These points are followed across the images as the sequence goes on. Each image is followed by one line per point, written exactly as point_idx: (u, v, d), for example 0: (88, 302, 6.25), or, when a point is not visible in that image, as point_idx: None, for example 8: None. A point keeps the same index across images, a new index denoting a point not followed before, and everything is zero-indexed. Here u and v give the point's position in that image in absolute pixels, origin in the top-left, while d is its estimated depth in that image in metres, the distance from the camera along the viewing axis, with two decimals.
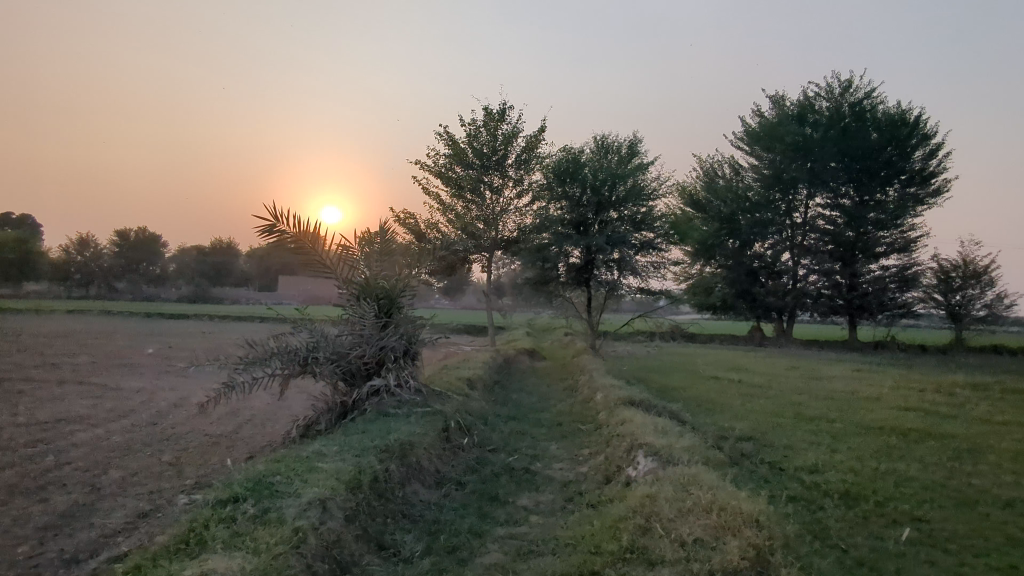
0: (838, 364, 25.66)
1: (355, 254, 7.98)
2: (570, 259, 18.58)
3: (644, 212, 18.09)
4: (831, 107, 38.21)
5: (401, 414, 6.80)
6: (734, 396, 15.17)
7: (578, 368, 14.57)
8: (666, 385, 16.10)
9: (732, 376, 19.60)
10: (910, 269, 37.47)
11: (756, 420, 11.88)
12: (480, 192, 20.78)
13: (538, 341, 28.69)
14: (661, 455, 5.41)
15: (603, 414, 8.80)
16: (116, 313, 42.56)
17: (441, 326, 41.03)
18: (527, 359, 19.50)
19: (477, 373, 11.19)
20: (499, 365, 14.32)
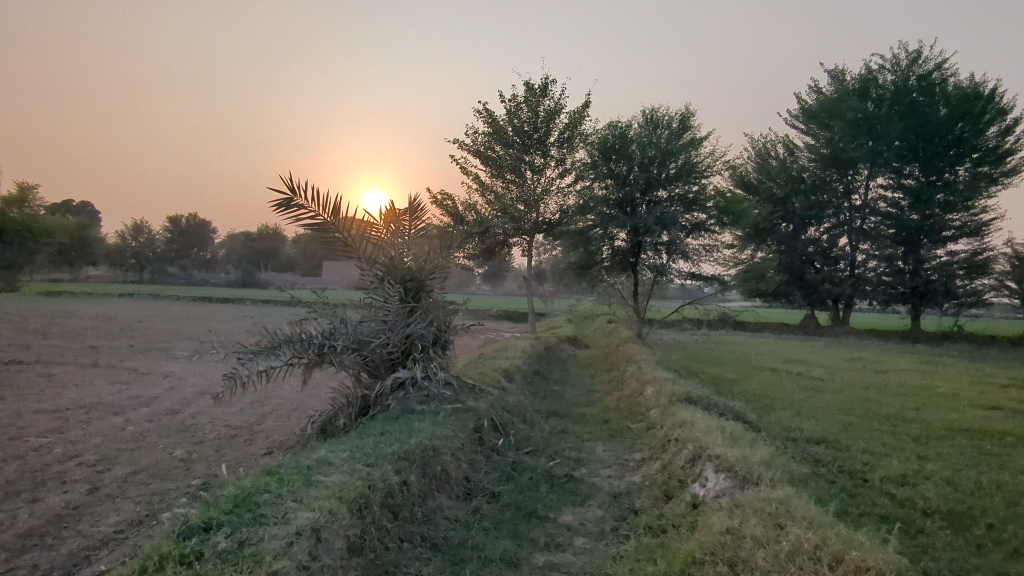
0: (903, 356, 23.88)
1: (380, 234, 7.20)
2: (615, 241, 17.52)
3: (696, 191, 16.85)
4: (896, 80, 35.67)
5: (428, 412, 6.00)
6: (795, 391, 13.90)
7: (623, 358, 13.59)
8: (719, 377, 14.96)
9: (790, 368, 18.23)
10: (981, 255, 34.60)
11: (824, 418, 10.67)
12: (520, 172, 19.86)
13: (580, 328, 27.73)
14: (735, 471, 4.46)
15: (655, 412, 7.83)
16: (165, 297, 43.50)
17: (481, 312, 40.47)
18: (569, 348, 18.59)
19: (515, 362, 10.35)
20: (539, 354, 13.46)
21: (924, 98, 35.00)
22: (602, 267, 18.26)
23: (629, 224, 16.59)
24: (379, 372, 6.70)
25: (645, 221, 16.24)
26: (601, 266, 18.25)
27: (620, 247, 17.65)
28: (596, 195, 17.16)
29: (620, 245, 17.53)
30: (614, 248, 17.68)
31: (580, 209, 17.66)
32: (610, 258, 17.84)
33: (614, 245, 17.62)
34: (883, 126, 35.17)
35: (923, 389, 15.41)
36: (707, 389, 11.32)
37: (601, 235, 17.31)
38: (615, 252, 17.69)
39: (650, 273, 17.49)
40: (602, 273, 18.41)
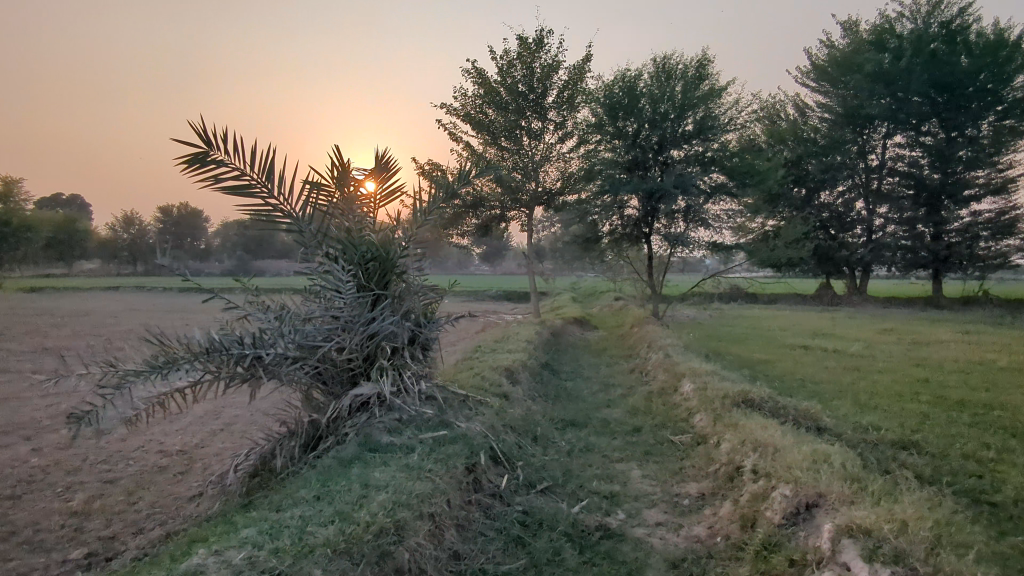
0: (935, 326, 22.14)
1: (332, 200, 5.23)
2: (626, 210, 15.64)
3: (717, 151, 14.76)
4: (914, 30, 33.51)
5: (399, 450, 4.17)
6: (841, 373, 12.13)
7: (642, 342, 11.83)
8: (751, 360, 13.19)
9: (823, 344, 16.46)
10: (1008, 214, 32.72)
11: (891, 408, 8.93)
12: (517, 138, 17.94)
13: (586, 308, 25.93)
14: None
15: (704, 419, 6.03)
16: (152, 290, 41.88)
17: (480, 294, 38.67)
18: (576, 330, 16.85)
19: (518, 355, 8.55)
20: (546, 341, 11.68)
21: (945, 48, 32.75)
22: (612, 239, 16.43)
23: (644, 189, 14.58)
24: (334, 388, 4.87)
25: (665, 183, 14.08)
26: (611, 238, 16.41)
27: (633, 216, 15.71)
28: (605, 157, 15.20)
29: (633, 214, 15.64)
30: (627, 217, 15.80)
31: (586, 174, 15.75)
32: (621, 229, 16.00)
33: (626, 215, 15.76)
34: (902, 80, 33.01)
35: (978, 362, 13.67)
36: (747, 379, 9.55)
37: (611, 202, 15.40)
38: (628, 222, 15.80)
39: (666, 245, 15.63)
40: (612, 247, 16.58)
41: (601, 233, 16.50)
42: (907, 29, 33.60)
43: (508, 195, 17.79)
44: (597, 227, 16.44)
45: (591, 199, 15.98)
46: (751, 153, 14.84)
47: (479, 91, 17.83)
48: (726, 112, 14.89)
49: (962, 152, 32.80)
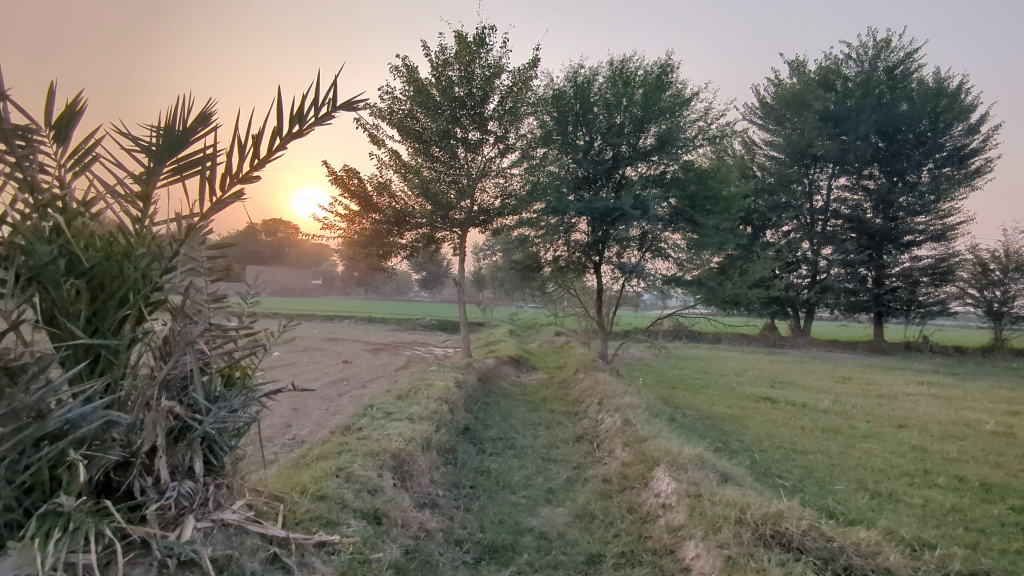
0: (890, 374, 20.94)
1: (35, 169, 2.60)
2: (574, 234, 13.41)
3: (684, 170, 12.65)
4: (861, 73, 33.55)
5: None
6: (821, 438, 10.16)
7: (591, 395, 9.46)
8: (716, 419, 11.09)
9: (786, 394, 14.65)
10: (946, 261, 32.74)
11: (913, 501, 6.83)
12: (450, 149, 15.54)
13: (525, 343, 23.55)
14: None
15: (708, 563, 3.65)
16: None
17: (411, 323, 35.80)
18: (511, 372, 14.40)
19: (421, 423, 5.91)
20: (472, 393, 9.16)
21: (889, 93, 32.89)
22: (557, 268, 14.13)
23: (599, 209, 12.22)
24: None
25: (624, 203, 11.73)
26: (557, 266, 14.13)
27: (584, 243, 13.43)
28: (553, 169, 12.86)
29: (584, 239, 13.35)
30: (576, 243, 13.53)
31: (530, 191, 13.48)
32: (569, 256, 13.76)
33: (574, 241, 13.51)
34: (848, 122, 32.85)
35: (962, 424, 12.05)
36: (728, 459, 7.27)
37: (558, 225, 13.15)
38: (577, 248, 13.54)
39: (617, 279, 13.46)
40: (557, 278, 14.25)
41: (546, 260, 14.25)
42: (854, 72, 33.61)
43: (439, 212, 15.25)
44: (540, 253, 14.14)
45: (536, 220, 13.72)
46: (719, 175, 12.88)
47: (410, 91, 15.35)
48: (693, 125, 12.84)
49: (903, 198, 32.78)
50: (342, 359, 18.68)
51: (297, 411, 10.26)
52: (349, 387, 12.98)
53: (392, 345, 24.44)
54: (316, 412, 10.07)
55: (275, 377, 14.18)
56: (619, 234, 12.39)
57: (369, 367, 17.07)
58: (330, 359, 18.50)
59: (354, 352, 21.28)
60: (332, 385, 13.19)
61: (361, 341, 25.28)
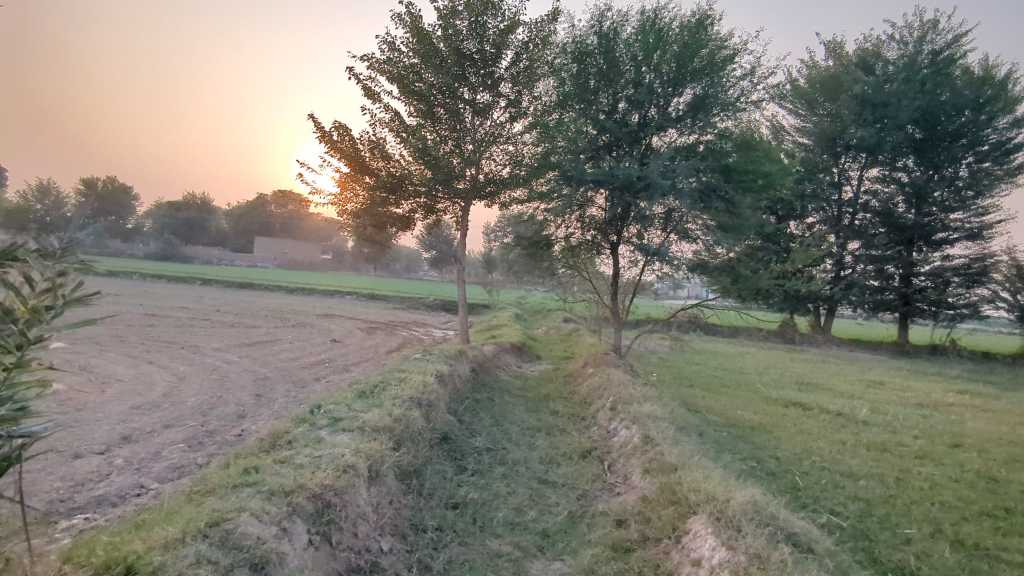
0: (925, 380, 19.29)
1: None
2: (589, 210, 11.87)
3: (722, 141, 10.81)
4: (903, 56, 31.40)
5: None
6: (868, 458, 8.65)
7: (602, 396, 7.98)
8: (744, 429, 9.61)
9: (817, 399, 13.11)
10: (980, 261, 30.85)
11: (1012, 560, 5.32)
12: (455, 110, 13.94)
13: (530, 329, 22.08)
14: None
15: None
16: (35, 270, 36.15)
17: (413, 302, 34.45)
18: (511, 360, 13.00)
19: (375, 436, 4.45)
20: (460, 387, 7.73)
21: (933, 79, 30.71)
22: (569, 246, 12.54)
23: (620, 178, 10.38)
24: None
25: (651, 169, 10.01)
26: (568, 246, 12.56)
27: (598, 217, 11.80)
28: (570, 131, 11.17)
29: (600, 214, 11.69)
30: (591, 216, 11.94)
31: (543, 156, 11.85)
32: (583, 232, 12.19)
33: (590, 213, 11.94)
34: (888, 108, 30.70)
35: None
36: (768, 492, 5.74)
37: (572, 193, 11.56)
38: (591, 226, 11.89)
39: (634, 263, 11.93)
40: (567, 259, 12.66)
41: (557, 238, 12.69)
42: (895, 55, 31.47)
43: (441, 180, 13.65)
44: (550, 228, 12.60)
45: (547, 191, 12.15)
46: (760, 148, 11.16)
47: (413, 43, 13.71)
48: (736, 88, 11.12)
49: (939, 193, 30.83)
50: (331, 337, 17.29)
51: (260, 398, 8.87)
52: (331, 370, 11.61)
53: (389, 324, 23.06)
54: (281, 401, 8.67)
55: (250, 355, 12.82)
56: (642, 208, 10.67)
57: (359, 347, 15.67)
58: (318, 337, 17.13)
59: (347, 330, 19.93)
60: (312, 367, 11.83)
61: (358, 319, 23.91)
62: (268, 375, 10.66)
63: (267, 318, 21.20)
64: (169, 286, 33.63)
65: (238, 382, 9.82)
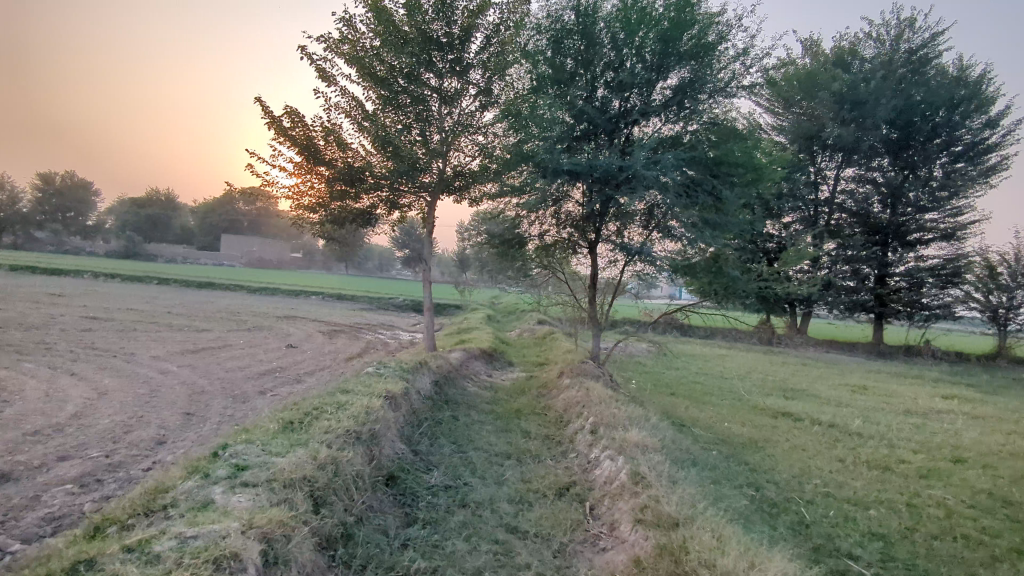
0: (907, 384, 18.79)
1: None
2: (565, 205, 10.90)
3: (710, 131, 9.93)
4: (879, 55, 31.16)
5: None
6: (871, 480, 7.84)
7: (580, 415, 7.02)
8: (735, 446, 8.73)
9: (805, 408, 12.37)
10: (954, 262, 30.72)
11: None
12: (420, 95, 12.80)
13: (503, 333, 21.07)
14: None
15: None
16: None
17: (382, 302, 33.17)
18: (482, 368, 11.99)
19: (292, 491, 3.41)
20: (418, 406, 6.70)
21: (910, 78, 30.48)
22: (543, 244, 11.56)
23: (601, 167, 9.38)
24: None
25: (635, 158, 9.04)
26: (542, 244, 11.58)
27: (575, 211, 10.81)
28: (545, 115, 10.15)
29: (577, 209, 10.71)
30: (567, 211, 10.95)
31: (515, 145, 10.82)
32: (559, 229, 11.20)
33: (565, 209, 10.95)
34: (866, 106, 30.37)
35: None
36: (778, 538, 4.83)
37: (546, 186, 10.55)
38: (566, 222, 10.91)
39: (614, 262, 10.95)
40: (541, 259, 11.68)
41: (529, 236, 11.70)
42: (871, 54, 31.22)
43: (404, 173, 12.55)
44: (523, 225, 11.59)
45: (519, 184, 11.13)
46: (750, 139, 10.32)
47: (373, 23, 12.55)
48: (726, 75, 10.21)
49: (914, 193, 30.64)
50: (288, 342, 16.06)
51: (189, 417, 7.71)
52: (280, 382, 10.44)
53: (354, 327, 21.83)
54: (212, 422, 7.52)
55: (192, 364, 11.58)
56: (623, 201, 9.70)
57: (317, 353, 14.47)
58: (274, 342, 15.88)
59: (307, 334, 18.67)
60: (259, 379, 10.65)
61: (320, 322, 22.62)
62: (206, 389, 9.47)
63: (221, 321, 19.81)
64: (122, 285, 31.78)
65: (168, 398, 8.62)
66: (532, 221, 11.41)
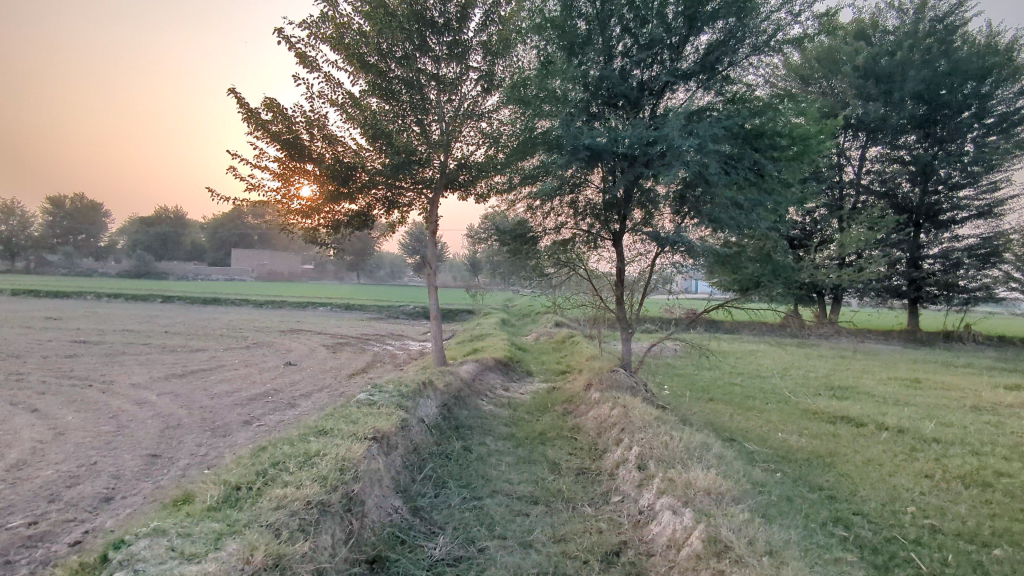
0: (960, 375, 17.26)
1: None
2: (585, 194, 9.62)
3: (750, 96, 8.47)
4: (901, 26, 29.52)
5: None
6: (976, 503, 6.45)
7: (619, 442, 5.72)
8: (800, 465, 7.38)
9: (863, 410, 10.97)
10: (991, 241, 29.01)
11: None
12: (416, 83, 11.58)
13: (518, 337, 19.79)
14: None
15: None
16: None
17: (391, 310, 32.02)
18: (498, 381, 10.73)
19: None
20: (418, 441, 5.43)
21: (938, 47, 28.67)
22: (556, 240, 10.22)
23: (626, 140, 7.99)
24: None
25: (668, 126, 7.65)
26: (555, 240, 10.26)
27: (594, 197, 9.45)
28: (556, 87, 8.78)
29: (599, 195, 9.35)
30: (586, 197, 9.63)
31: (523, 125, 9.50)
32: (576, 219, 9.86)
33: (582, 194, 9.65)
34: (892, 80, 28.60)
35: None
36: None
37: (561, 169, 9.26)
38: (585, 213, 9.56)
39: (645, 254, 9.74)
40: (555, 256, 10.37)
41: (543, 231, 10.40)
42: (893, 25, 29.58)
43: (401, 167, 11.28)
44: (535, 217, 10.27)
45: (530, 169, 9.80)
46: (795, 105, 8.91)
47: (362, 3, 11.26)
48: (769, 25, 8.69)
49: (945, 169, 28.98)
50: (287, 358, 14.88)
51: (152, 461, 6.49)
52: (270, 409, 9.23)
53: (360, 338, 20.65)
54: (179, 467, 6.29)
55: (177, 390, 10.44)
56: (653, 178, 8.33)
57: (317, 370, 13.27)
58: (271, 360, 14.72)
59: (310, 348, 17.52)
60: (249, 405, 9.45)
61: (325, 335, 21.47)
62: (184, 422, 8.30)
63: (219, 338, 18.73)
64: (126, 305, 30.94)
65: (135, 436, 7.42)
66: (547, 210, 10.11)
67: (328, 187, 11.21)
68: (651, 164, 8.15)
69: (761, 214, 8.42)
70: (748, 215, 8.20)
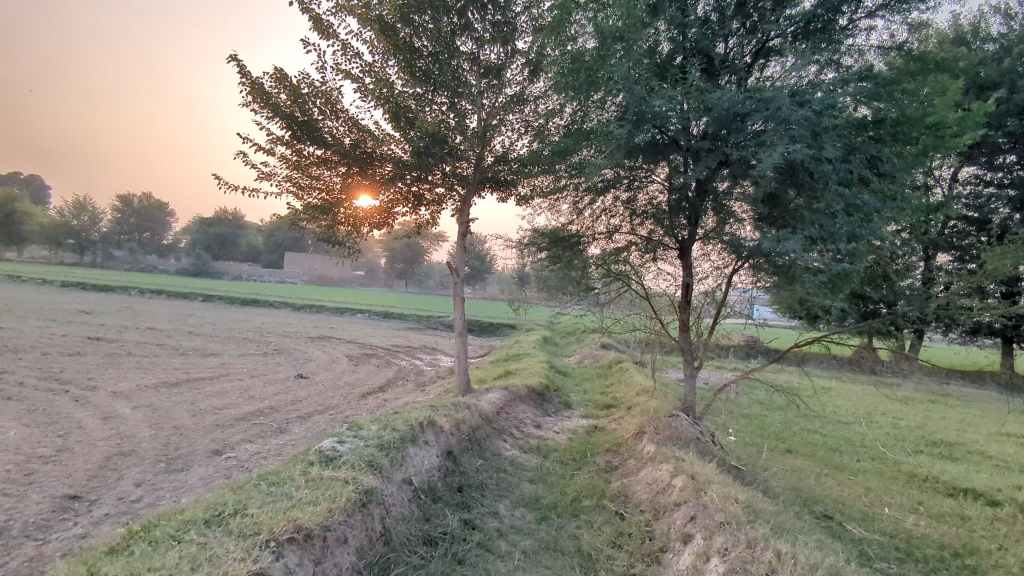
0: None
1: None
2: (650, 190, 7.71)
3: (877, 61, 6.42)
4: (1005, 34, 26.49)
5: None
6: None
7: (689, 542, 3.86)
8: (935, 571, 5.33)
9: (989, 480, 8.66)
10: None
11: None
12: (454, 63, 9.96)
13: (560, 359, 17.96)
14: None
15: None
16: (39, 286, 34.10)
17: (430, 321, 30.71)
18: (529, 414, 8.95)
19: None
20: (390, 522, 3.72)
21: None
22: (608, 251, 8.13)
23: (710, 113, 6.15)
24: None
25: (771, 92, 5.73)
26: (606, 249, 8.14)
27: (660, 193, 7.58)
28: (619, 51, 7.01)
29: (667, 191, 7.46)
30: (650, 193, 7.76)
31: (576, 103, 7.71)
32: (636, 223, 7.97)
33: (645, 190, 7.78)
34: (994, 92, 25.55)
35: None
36: None
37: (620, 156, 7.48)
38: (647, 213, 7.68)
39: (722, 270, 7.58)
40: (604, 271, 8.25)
41: (590, 237, 8.38)
42: (995, 33, 26.58)
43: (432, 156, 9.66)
44: (585, 219, 8.42)
45: (582, 159, 7.99)
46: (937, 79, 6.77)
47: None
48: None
49: None
50: (301, 370, 13.49)
51: (65, 506, 5.02)
52: (254, 435, 7.72)
53: (390, 349, 19.24)
54: (91, 520, 4.77)
55: (160, 402, 9.09)
56: (745, 166, 6.40)
57: (329, 386, 11.80)
58: (284, 370, 13.36)
59: (333, 358, 16.16)
60: (231, 428, 7.99)
61: (355, 344, 20.17)
62: (142, 447, 6.85)
63: (241, 343, 17.61)
64: (166, 303, 30.66)
65: (70, 466, 6.00)
66: (600, 209, 8.26)
67: (346, 175, 9.67)
68: (743, 145, 6.24)
69: (882, 222, 6.41)
70: (867, 221, 6.20)
